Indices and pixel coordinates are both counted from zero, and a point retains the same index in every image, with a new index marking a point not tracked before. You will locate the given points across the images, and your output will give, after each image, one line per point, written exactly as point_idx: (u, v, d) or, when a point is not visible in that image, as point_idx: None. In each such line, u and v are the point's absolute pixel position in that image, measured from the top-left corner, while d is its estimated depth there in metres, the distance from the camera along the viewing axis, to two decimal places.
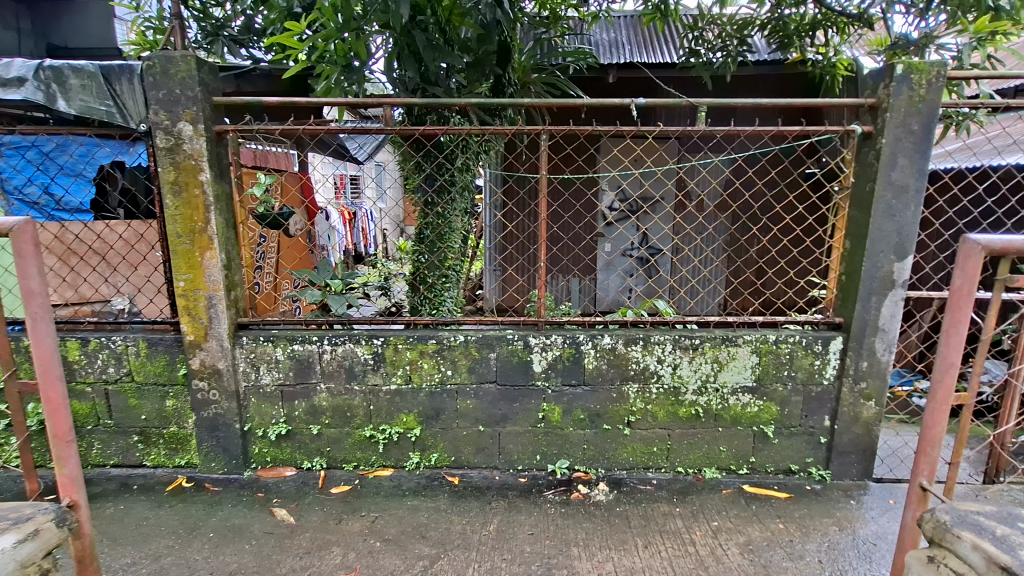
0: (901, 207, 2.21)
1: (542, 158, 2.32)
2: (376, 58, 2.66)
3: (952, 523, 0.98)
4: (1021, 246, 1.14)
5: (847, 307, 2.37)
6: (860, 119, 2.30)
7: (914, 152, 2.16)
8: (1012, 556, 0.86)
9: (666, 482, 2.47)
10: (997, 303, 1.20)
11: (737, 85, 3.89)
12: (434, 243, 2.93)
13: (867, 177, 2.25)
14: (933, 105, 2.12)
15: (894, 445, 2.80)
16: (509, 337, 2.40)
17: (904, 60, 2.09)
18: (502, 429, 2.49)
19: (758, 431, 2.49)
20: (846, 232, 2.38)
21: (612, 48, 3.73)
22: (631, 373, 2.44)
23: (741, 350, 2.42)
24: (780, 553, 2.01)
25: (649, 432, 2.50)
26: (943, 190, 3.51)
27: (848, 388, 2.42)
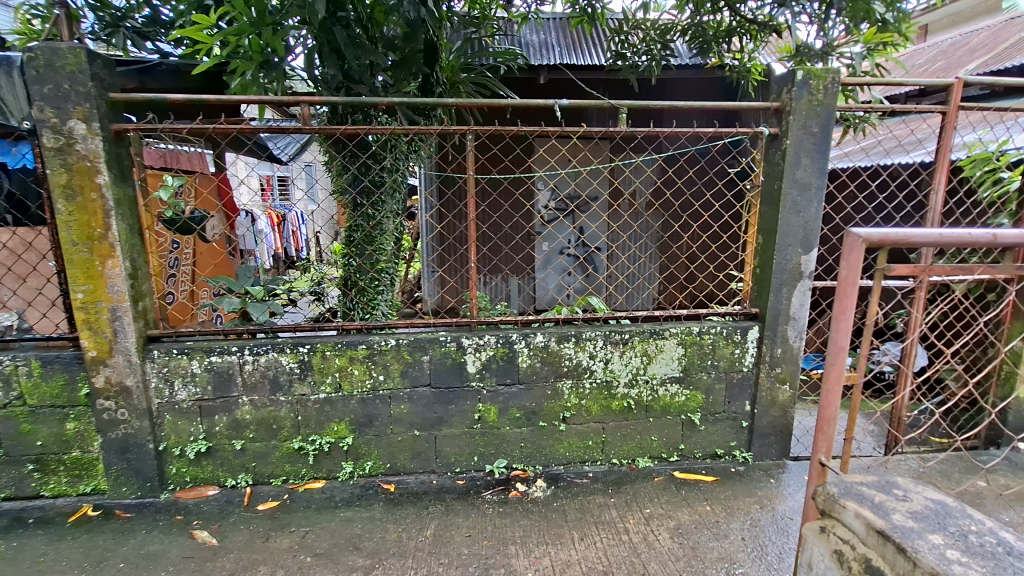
0: (805, 203, 2.37)
1: (468, 158, 2.31)
2: (297, 54, 2.55)
3: (839, 495, 1.04)
4: (896, 237, 1.24)
5: (762, 298, 2.52)
6: (768, 121, 2.44)
7: (815, 151, 2.33)
8: (886, 520, 0.93)
9: (601, 474, 2.53)
10: (878, 290, 1.31)
11: (662, 89, 4.04)
12: (363, 245, 2.85)
13: (775, 175, 2.40)
14: (830, 108, 2.30)
15: (808, 424, 3.01)
16: (442, 339, 2.38)
17: (803, 66, 2.24)
18: (438, 432, 2.47)
19: (686, 419, 2.61)
20: (758, 227, 2.53)
21: (542, 49, 3.79)
22: (564, 370, 2.49)
23: (668, 342, 2.52)
24: (706, 534, 2.11)
25: (584, 426, 2.56)
26: (842, 189, 3.82)
27: (765, 373, 2.57)
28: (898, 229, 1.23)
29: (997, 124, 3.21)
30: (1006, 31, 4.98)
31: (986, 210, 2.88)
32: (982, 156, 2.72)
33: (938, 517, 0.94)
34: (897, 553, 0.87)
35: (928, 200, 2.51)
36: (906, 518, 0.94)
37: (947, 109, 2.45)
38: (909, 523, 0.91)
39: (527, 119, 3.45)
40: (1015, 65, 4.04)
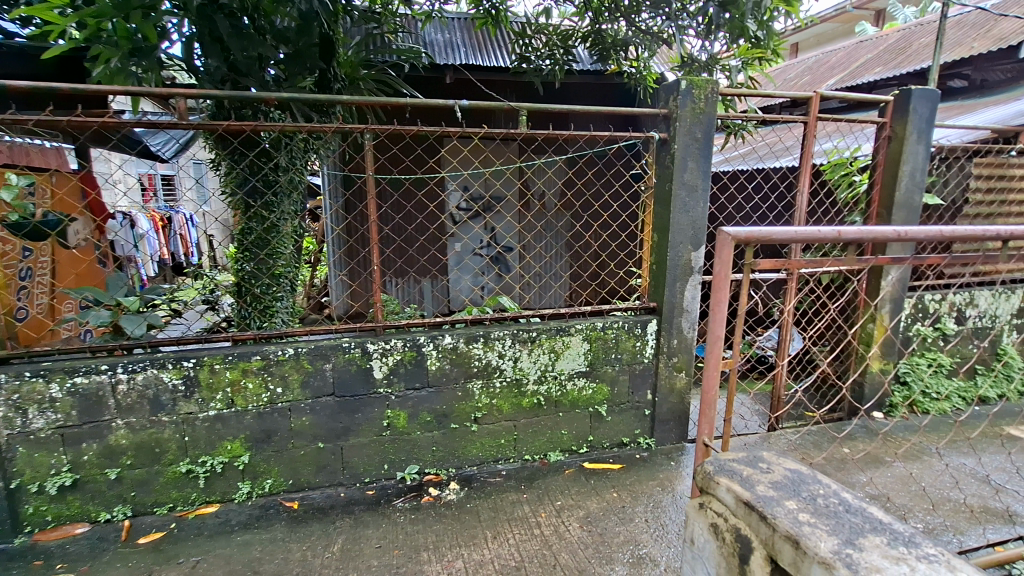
0: (692, 203, 2.55)
1: (367, 158, 2.24)
2: (173, 43, 2.35)
3: (714, 472, 1.13)
4: (760, 235, 1.36)
5: (658, 292, 2.67)
6: (658, 127, 2.59)
7: (699, 155, 2.52)
8: (752, 492, 1.02)
9: (514, 471, 2.56)
10: (747, 282, 1.43)
11: (564, 93, 4.15)
12: (257, 248, 2.66)
13: (666, 178, 2.56)
14: (711, 116, 2.49)
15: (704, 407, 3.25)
16: (345, 345, 2.29)
17: (686, 77, 2.41)
18: (345, 443, 2.37)
19: (593, 412, 2.71)
20: (653, 226, 2.68)
21: (446, 49, 3.76)
22: (474, 370, 2.49)
23: (574, 339, 2.61)
24: (613, 520, 2.21)
25: (495, 425, 2.58)
26: (724, 189, 4.16)
27: (664, 363, 2.73)
28: (762, 227, 1.35)
29: (848, 134, 3.66)
30: (857, 52, 5.71)
31: (841, 210, 3.27)
32: (839, 162, 3.10)
33: (794, 484, 1.05)
34: (759, 520, 0.96)
35: (795, 201, 2.80)
36: (768, 488, 1.04)
37: (807, 120, 2.74)
38: (771, 493, 1.01)
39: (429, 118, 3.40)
40: (863, 83, 4.63)
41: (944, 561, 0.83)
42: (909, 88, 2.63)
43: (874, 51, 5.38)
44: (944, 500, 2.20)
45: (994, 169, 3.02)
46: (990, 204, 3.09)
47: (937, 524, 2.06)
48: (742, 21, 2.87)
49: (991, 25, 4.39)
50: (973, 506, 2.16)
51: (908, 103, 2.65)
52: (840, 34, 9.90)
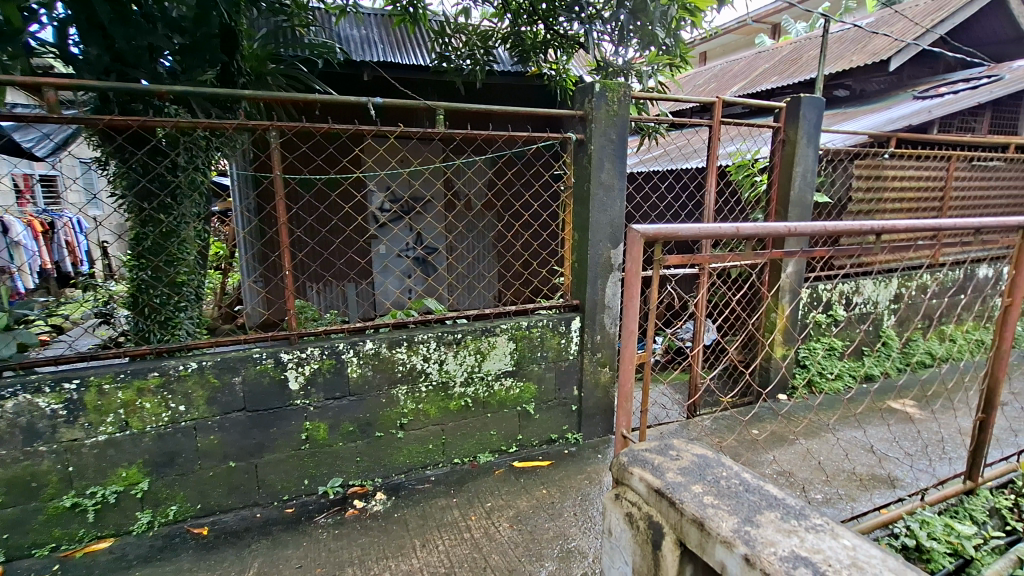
0: (610, 203, 2.63)
1: (273, 157, 2.12)
2: (43, 27, 2.10)
3: (628, 463, 1.16)
4: (667, 232, 1.39)
5: (581, 290, 2.73)
6: (575, 128, 2.64)
7: (615, 156, 2.60)
8: (662, 479, 1.06)
9: (443, 476, 2.52)
10: (657, 278, 1.48)
11: (485, 93, 4.14)
12: (153, 255, 2.42)
13: (584, 178, 2.62)
14: (624, 119, 2.58)
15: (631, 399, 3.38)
16: (256, 356, 2.15)
17: (600, 80, 2.47)
18: (260, 460, 2.23)
19: (521, 410, 2.72)
20: (573, 225, 2.74)
21: (363, 45, 3.64)
22: (398, 375, 2.42)
23: (500, 339, 2.61)
24: (543, 516, 2.23)
25: (422, 431, 2.52)
26: (639, 189, 4.35)
27: (589, 358, 2.80)
28: (668, 224, 1.39)
29: (749, 138, 3.93)
30: (756, 62, 6.16)
31: (745, 208, 3.50)
32: (741, 164, 3.35)
33: (700, 468, 1.10)
34: (669, 506, 1.00)
35: (703, 199, 2.96)
36: (677, 474, 1.08)
37: (712, 123, 2.91)
38: (679, 479, 1.05)
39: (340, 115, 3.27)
40: (762, 90, 5.00)
41: (829, 530, 0.90)
42: (799, 97, 2.87)
43: (771, 61, 5.83)
44: (838, 471, 2.42)
45: (871, 170, 3.38)
46: (868, 202, 3.45)
47: (833, 494, 2.26)
48: (650, 29, 3.00)
49: (865, 41, 4.90)
50: (862, 474, 2.40)
51: (799, 110, 2.89)
52: (741, 44, 10.67)
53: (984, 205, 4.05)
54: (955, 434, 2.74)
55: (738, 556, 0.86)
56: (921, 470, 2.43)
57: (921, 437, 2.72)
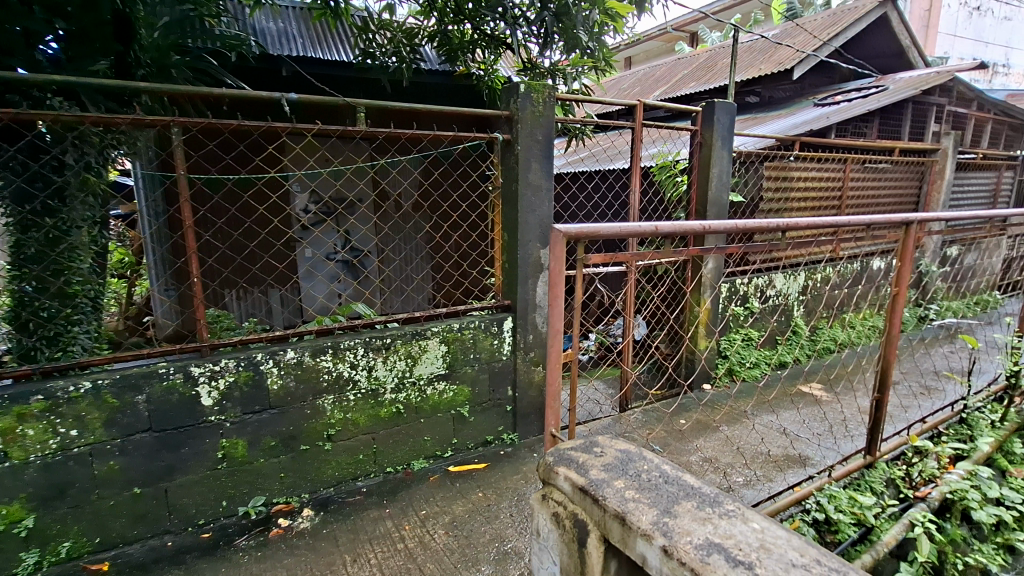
0: (537, 202, 2.65)
1: (177, 155, 1.96)
2: None
3: (554, 462, 1.16)
4: (589, 231, 1.39)
5: (512, 291, 2.74)
6: (501, 128, 2.64)
7: (541, 156, 2.62)
8: (587, 477, 1.06)
9: (375, 487, 2.44)
10: (580, 277, 1.49)
11: (412, 91, 4.03)
12: (38, 265, 2.16)
13: (511, 178, 2.62)
14: (549, 120, 2.61)
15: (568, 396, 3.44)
16: (163, 371, 1.98)
17: (524, 81, 2.48)
18: (170, 484, 2.06)
19: (455, 414, 2.68)
20: (502, 226, 2.74)
21: (280, 40, 3.45)
22: (324, 385, 2.32)
23: (430, 342, 2.56)
24: (479, 520, 2.21)
25: (351, 441, 2.42)
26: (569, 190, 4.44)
27: (521, 358, 2.81)
28: (590, 223, 1.39)
29: (671, 140, 4.09)
30: (676, 68, 6.46)
31: (667, 207, 3.65)
32: (664, 165, 3.48)
33: (623, 463, 1.11)
34: (593, 503, 1.01)
35: (628, 199, 3.05)
36: (600, 471, 1.09)
37: (634, 126, 2.99)
38: (603, 475, 1.06)
39: (251, 111, 3.07)
40: (681, 95, 5.24)
41: (740, 515, 0.94)
42: (713, 101, 3.01)
43: (689, 67, 6.13)
44: (756, 454, 2.57)
45: (778, 172, 3.64)
46: (776, 202, 3.71)
47: (753, 476, 2.40)
48: (574, 32, 3.05)
49: (772, 51, 5.25)
50: (777, 456, 2.56)
51: (713, 114, 3.04)
52: (662, 50, 11.18)
53: (875, 203, 4.47)
54: (856, 413, 2.99)
55: (657, 548, 0.88)
56: (828, 449, 2.62)
57: (827, 418, 2.94)
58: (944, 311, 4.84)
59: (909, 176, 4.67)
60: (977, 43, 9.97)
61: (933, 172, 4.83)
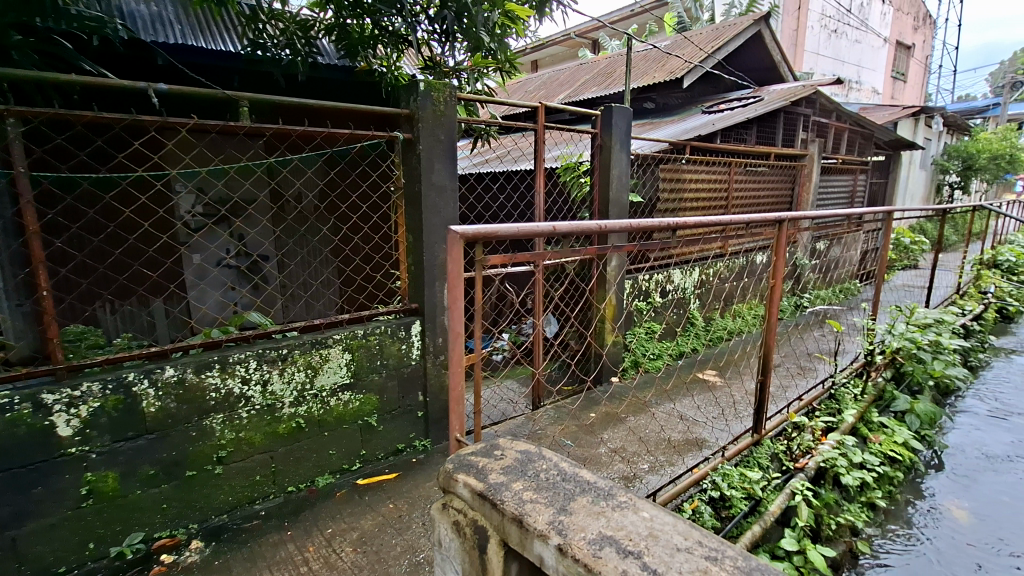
0: (442, 203, 2.60)
1: (16, 150, 1.70)
2: None
3: (454, 469, 1.14)
4: (486, 231, 1.36)
5: (419, 293, 2.67)
6: (402, 127, 2.57)
7: (444, 157, 2.58)
8: (486, 482, 1.05)
9: (275, 509, 2.27)
10: (480, 279, 1.47)
11: (311, 87, 3.73)
12: None
13: (414, 179, 2.55)
14: (451, 120, 2.58)
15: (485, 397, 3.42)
16: (5, 401, 1.71)
17: (423, 79, 2.43)
18: (20, 531, 1.78)
19: (363, 424, 2.57)
20: (406, 227, 2.67)
21: (154, 24, 3.07)
22: (211, 404, 2.12)
23: (333, 350, 2.43)
24: (389, 532, 2.13)
25: (247, 462, 2.24)
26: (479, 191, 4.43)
27: (431, 362, 2.75)
28: (487, 224, 1.36)
29: (575, 142, 4.22)
30: (578, 73, 6.68)
31: (572, 206, 3.81)
32: (568, 166, 3.52)
33: (522, 464, 1.11)
34: (491, 508, 0.99)
35: (534, 201, 3.10)
36: (500, 474, 1.08)
37: (537, 128, 3.03)
38: (502, 479, 1.06)
39: (111, 103, 2.71)
40: (584, 99, 5.43)
41: (632, 505, 0.97)
42: (610, 106, 3.13)
43: (591, 73, 6.36)
44: (659, 441, 2.71)
45: (672, 174, 3.89)
46: (671, 202, 3.96)
47: (656, 461, 2.52)
48: (474, 33, 3.03)
49: (665, 61, 5.58)
50: (678, 441, 2.72)
51: (610, 118, 3.16)
52: (567, 56, 11.59)
53: (756, 203, 4.92)
54: (744, 396, 3.26)
55: (552, 547, 0.88)
56: (721, 430, 2.84)
57: (720, 402, 3.18)
58: (815, 299, 5.43)
59: (783, 178, 5.19)
60: (836, 61, 11.33)
61: (802, 175, 5.41)
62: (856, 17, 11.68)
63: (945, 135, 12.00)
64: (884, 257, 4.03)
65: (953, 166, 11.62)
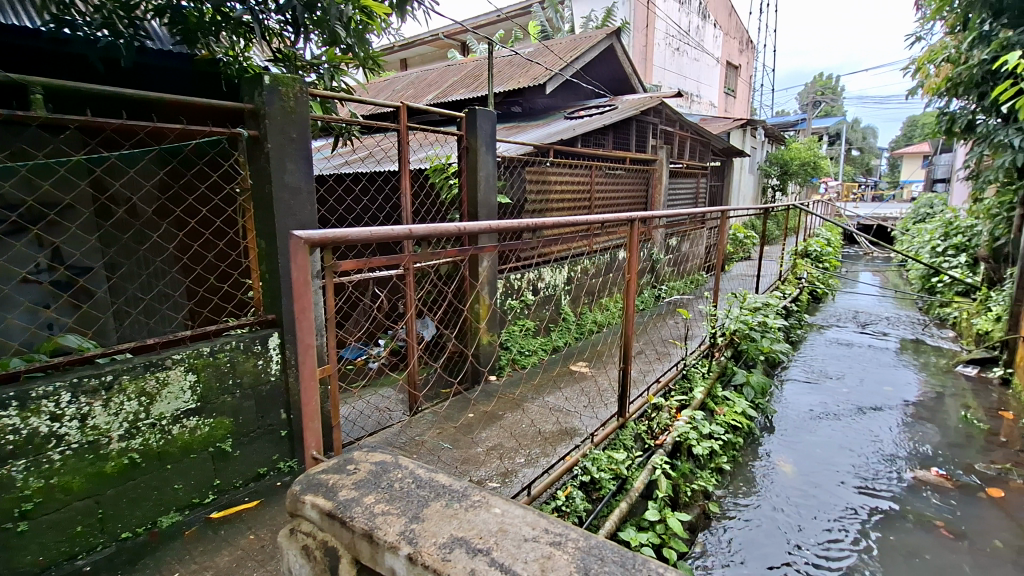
0: (297, 206, 2.43)
1: None
2: None
3: (303, 490, 1.06)
4: (335, 236, 1.27)
5: (275, 303, 2.48)
6: (247, 123, 2.36)
7: (297, 156, 2.42)
8: (335, 500, 0.99)
9: (105, 561, 1.96)
10: (331, 286, 1.39)
11: (138, 74, 3.20)
12: None
13: (263, 179, 2.36)
14: (303, 117, 2.42)
15: (360, 407, 3.27)
16: None
17: (269, 72, 2.26)
18: None
19: (215, 451, 2.31)
20: (257, 232, 2.46)
21: None
22: (8, 450, 1.76)
23: (173, 372, 2.15)
24: (250, 566, 1.95)
25: (63, 512, 1.90)
26: (345, 193, 4.25)
27: (293, 377, 2.56)
28: (336, 228, 1.28)
29: (443, 143, 4.23)
30: (447, 74, 6.70)
31: (441, 208, 3.80)
32: (436, 167, 3.54)
33: (376, 477, 1.08)
34: (340, 527, 0.95)
35: (400, 202, 3.02)
36: (351, 489, 1.03)
37: (399, 128, 2.96)
38: (353, 494, 1.01)
39: None
40: (452, 100, 5.45)
41: (484, 504, 0.98)
42: (474, 108, 3.17)
43: (459, 74, 6.41)
44: (534, 435, 2.81)
45: (538, 176, 4.05)
46: (538, 203, 4.12)
47: (532, 454, 2.61)
48: (329, 27, 2.87)
49: (529, 66, 5.79)
50: (552, 432, 2.85)
51: (474, 120, 3.21)
52: (436, 56, 11.56)
53: (615, 204, 5.31)
54: (610, 384, 3.50)
55: (402, 558, 0.86)
56: (591, 418, 3.02)
57: (589, 392, 3.38)
58: (670, 290, 6.01)
59: (638, 181, 5.67)
60: (679, 76, 12.68)
61: (653, 178, 5.95)
62: (693, 38, 13.17)
63: (767, 144, 14.01)
64: (720, 250, 4.56)
65: (773, 171, 13.61)
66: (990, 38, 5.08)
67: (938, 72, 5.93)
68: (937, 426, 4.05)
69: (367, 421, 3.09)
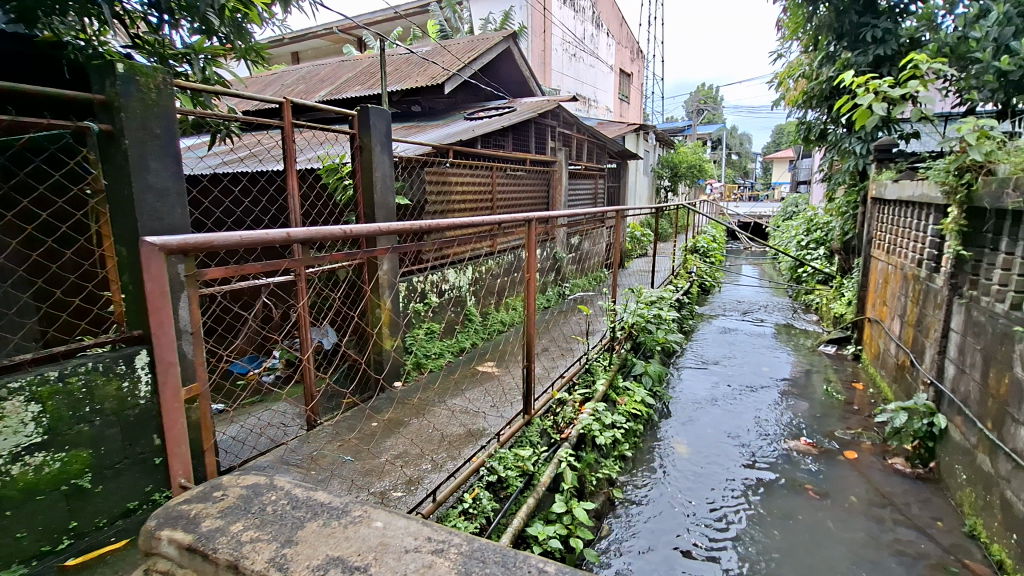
0: (165, 209, 2.20)
1: None
2: None
3: (159, 525, 0.95)
4: (194, 242, 1.16)
5: (141, 317, 2.23)
6: (97, 117, 2.09)
7: (162, 154, 2.18)
8: (195, 532, 0.90)
9: None
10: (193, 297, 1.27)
11: None
12: None
13: (121, 180, 2.10)
14: (167, 111, 2.19)
15: (251, 425, 3.05)
16: None
17: (122, 60, 2.02)
18: None
19: (69, 489, 2.02)
20: (115, 238, 2.19)
21: None
22: None
23: (10, 403, 1.85)
24: None
25: None
26: (229, 196, 3.94)
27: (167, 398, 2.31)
28: (196, 234, 1.16)
29: (334, 142, 4.06)
30: (340, 70, 6.46)
31: (336, 210, 3.63)
32: (329, 168, 3.42)
33: (246, 502, 1.00)
34: (202, 561, 0.86)
35: (288, 205, 2.83)
36: (215, 519, 0.95)
37: (284, 126, 2.77)
38: (217, 524, 0.92)
39: None
40: (345, 98, 5.22)
41: (364, 518, 0.94)
42: (366, 106, 3.06)
43: (353, 70, 6.20)
44: (441, 438, 2.78)
45: (438, 177, 4.01)
46: (439, 204, 4.08)
47: (439, 459, 2.58)
48: (200, 13, 2.61)
49: (427, 66, 5.71)
50: (460, 434, 2.84)
51: (368, 119, 3.09)
52: (331, 50, 11.05)
53: (518, 204, 5.41)
54: (516, 382, 3.56)
55: None
56: (498, 417, 3.05)
57: (495, 391, 3.41)
58: (574, 287, 6.24)
59: (539, 182, 5.81)
60: (577, 81, 13.20)
61: (554, 179, 6.13)
62: (588, 46, 13.78)
63: (659, 148, 15.00)
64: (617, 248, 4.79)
65: (665, 173, 14.61)
66: (835, 57, 5.84)
67: (796, 86, 6.71)
68: (804, 400, 4.56)
69: (259, 439, 2.87)
